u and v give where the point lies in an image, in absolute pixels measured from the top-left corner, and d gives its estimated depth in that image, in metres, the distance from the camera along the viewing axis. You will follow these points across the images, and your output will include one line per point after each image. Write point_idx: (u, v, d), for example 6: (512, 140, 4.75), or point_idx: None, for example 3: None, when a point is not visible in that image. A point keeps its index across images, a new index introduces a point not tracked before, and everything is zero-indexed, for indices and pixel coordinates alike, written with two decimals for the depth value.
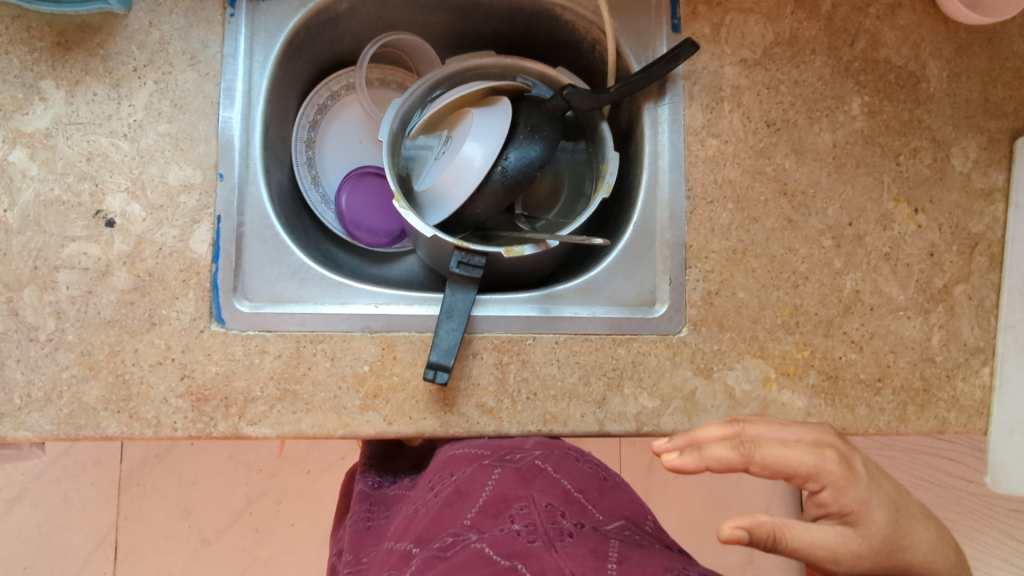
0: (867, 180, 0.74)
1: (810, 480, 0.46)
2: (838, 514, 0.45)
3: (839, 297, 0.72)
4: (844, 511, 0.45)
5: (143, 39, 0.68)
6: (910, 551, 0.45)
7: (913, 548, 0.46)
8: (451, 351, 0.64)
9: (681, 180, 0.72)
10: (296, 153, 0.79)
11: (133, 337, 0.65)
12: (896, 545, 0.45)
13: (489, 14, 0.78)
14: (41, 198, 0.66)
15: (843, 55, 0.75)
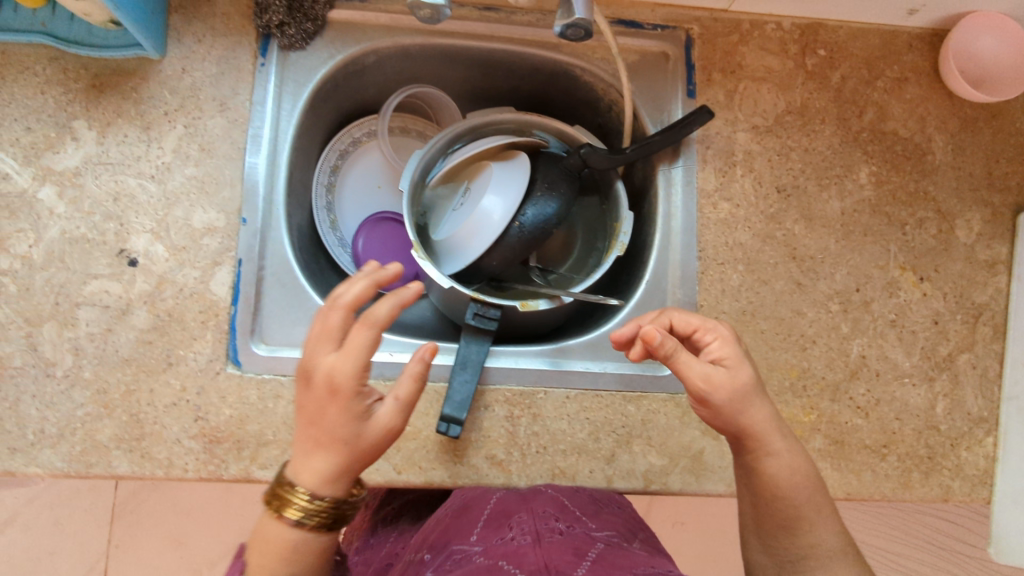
0: (874, 247, 0.75)
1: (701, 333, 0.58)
2: (717, 358, 0.57)
3: (845, 361, 0.73)
4: (724, 357, 0.57)
5: (175, 84, 0.70)
6: (750, 415, 0.56)
7: (751, 414, 0.56)
8: (464, 404, 0.65)
9: (692, 241, 0.73)
10: (315, 197, 0.81)
11: (150, 376, 0.66)
12: (749, 395, 0.56)
13: (510, 71, 0.80)
14: (67, 235, 0.67)
15: (852, 125, 0.77)
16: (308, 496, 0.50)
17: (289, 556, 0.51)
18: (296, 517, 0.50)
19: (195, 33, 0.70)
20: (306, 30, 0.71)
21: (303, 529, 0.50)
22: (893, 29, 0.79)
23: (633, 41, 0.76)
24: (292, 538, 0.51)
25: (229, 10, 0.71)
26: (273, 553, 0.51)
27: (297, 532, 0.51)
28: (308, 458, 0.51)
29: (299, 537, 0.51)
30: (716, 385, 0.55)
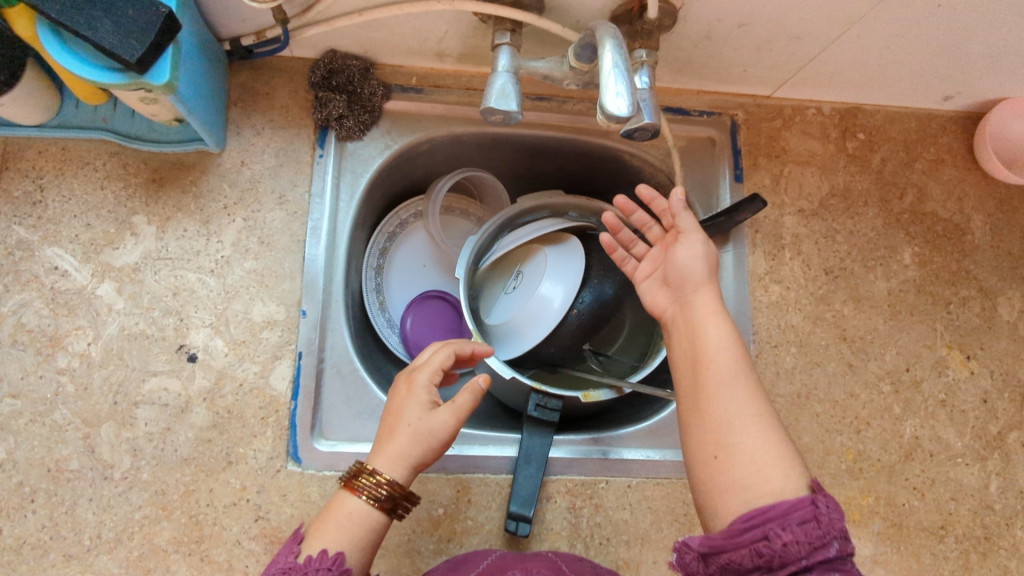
0: (921, 326, 0.77)
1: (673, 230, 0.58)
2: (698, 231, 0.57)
3: (900, 443, 0.74)
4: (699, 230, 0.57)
5: (234, 177, 0.70)
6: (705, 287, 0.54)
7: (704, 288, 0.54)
8: (530, 500, 0.65)
9: (746, 324, 0.74)
10: (365, 279, 0.81)
11: (209, 476, 0.65)
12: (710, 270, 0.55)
13: (558, 155, 0.81)
14: (126, 331, 0.66)
15: (893, 207, 0.79)
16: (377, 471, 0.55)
17: (350, 527, 0.54)
18: (362, 488, 0.54)
19: (255, 127, 0.71)
20: (363, 121, 0.72)
21: (363, 498, 0.54)
22: (927, 113, 0.82)
23: (681, 127, 0.78)
24: (354, 511, 0.54)
25: (288, 103, 0.72)
26: (336, 522, 0.54)
27: (358, 503, 0.54)
28: (384, 446, 0.56)
29: (359, 509, 0.54)
30: (684, 254, 0.55)
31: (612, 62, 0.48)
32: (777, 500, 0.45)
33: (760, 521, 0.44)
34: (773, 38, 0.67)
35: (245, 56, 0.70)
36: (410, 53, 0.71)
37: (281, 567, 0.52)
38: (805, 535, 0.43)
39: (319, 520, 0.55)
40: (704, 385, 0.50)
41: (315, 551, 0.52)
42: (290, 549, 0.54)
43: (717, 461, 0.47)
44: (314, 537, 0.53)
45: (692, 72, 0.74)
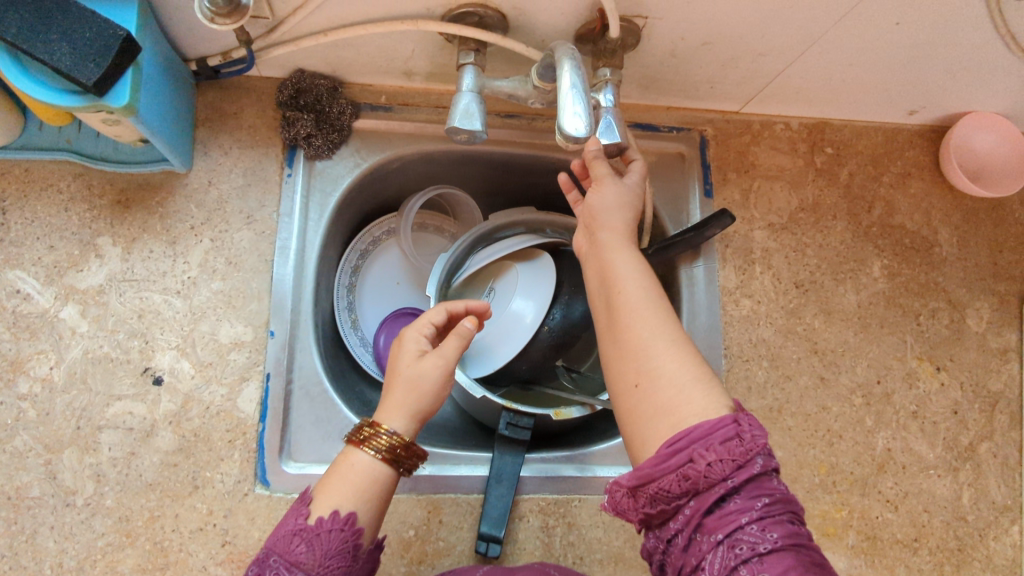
0: (891, 339, 0.77)
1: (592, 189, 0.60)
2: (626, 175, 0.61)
3: (872, 455, 0.74)
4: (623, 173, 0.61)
5: (201, 198, 0.70)
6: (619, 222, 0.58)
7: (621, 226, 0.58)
8: (500, 520, 0.64)
9: (718, 339, 0.74)
10: (337, 297, 0.80)
11: (175, 501, 0.63)
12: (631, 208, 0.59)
13: (529, 171, 0.82)
14: (89, 354, 0.65)
15: (861, 220, 0.80)
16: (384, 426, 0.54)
17: (359, 486, 0.52)
18: (368, 442, 0.53)
19: (222, 146, 0.71)
20: (332, 140, 0.72)
21: (373, 454, 0.53)
22: (893, 127, 0.83)
23: (650, 142, 0.79)
24: (362, 468, 0.53)
25: (256, 123, 0.72)
26: (344, 479, 0.52)
27: (367, 460, 0.53)
28: (384, 400, 0.55)
29: (369, 468, 0.53)
30: (608, 199, 0.59)
31: (570, 82, 0.48)
32: (700, 422, 0.45)
33: (683, 445, 0.45)
34: (737, 56, 0.68)
35: (212, 75, 0.70)
36: (378, 72, 0.71)
37: (291, 529, 0.50)
38: (728, 453, 0.44)
39: (326, 479, 0.53)
40: (621, 317, 0.52)
41: (326, 513, 0.51)
42: (297, 512, 0.51)
43: (638, 389, 0.49)
44: (322, 496, 0.52)
45: (659, 89, 0.75)
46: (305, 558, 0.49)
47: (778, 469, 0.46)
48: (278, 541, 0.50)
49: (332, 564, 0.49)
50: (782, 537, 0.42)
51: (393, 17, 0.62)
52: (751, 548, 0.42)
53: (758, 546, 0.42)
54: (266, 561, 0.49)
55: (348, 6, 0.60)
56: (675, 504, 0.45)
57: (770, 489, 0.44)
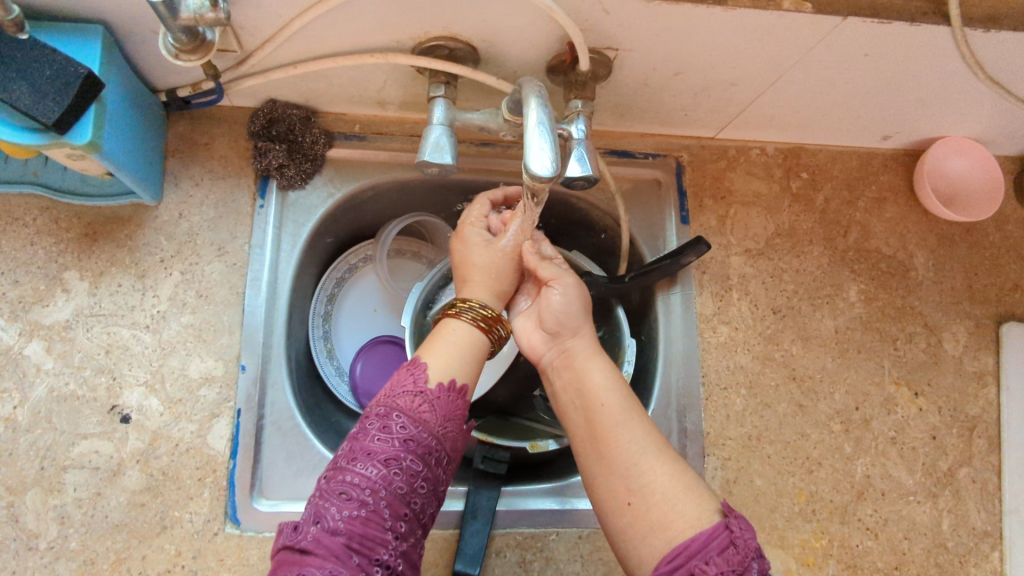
0: (869, 364, 0.77)
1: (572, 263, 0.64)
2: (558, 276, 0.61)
3: (851, 483, 0.74)
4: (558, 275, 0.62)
5: (171, 230, 0.69)
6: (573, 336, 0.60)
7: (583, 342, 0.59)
8: (476, 557, 0.63)
9: (694, 367, 0.74)
10: (313, 327, 0.79)
11: (142, 542, 0.62)
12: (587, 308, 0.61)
13: None
14: (54, 392, 0.64)
15: (837, 245, 0.80)
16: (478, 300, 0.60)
17: (464, 346, 0.56)
18: (465, 312, 0.59)
19: (193, 177, 0.70)
20: (305, 170, 0.72)
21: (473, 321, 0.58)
22: (868, 151, 0.83)
23: (626, 169, 0.79)
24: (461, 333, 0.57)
25: (227, 153, 0.71)
26: (450, 342, 0.56)
27: (466, 326, 0.58)
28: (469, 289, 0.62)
29: (470, 331, 0.57)
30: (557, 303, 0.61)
31: (537, 119, 0.48)
32: (694, 535, 0.46)
33: (682, 560, 0.46)
34: (710, 85, 0.68)
35: (182, 106, 0.69)
36: (350, 101, 0.71)
37: (411, 390, 0.51)
38: (727, 564, 0.45)
39: (430, 343, 0.56)
40: (604, 426, 0.54)
41: (443, 380, 0.53)
42: (411, 374, 0.53)
43: (631, 507, 0.50)
44: (433, 358, 0.54)
45: (634, 116, 0.74)
46: (428, 417, 0.50)
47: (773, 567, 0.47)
48: (398, 399, 0.51)
49: (448, 428, 0.51)
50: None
51: (363, 50, 0.61)
52: None
53: None
54: (389, 415, 0.49)
55: (317, 39, 0.59)
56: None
57: None
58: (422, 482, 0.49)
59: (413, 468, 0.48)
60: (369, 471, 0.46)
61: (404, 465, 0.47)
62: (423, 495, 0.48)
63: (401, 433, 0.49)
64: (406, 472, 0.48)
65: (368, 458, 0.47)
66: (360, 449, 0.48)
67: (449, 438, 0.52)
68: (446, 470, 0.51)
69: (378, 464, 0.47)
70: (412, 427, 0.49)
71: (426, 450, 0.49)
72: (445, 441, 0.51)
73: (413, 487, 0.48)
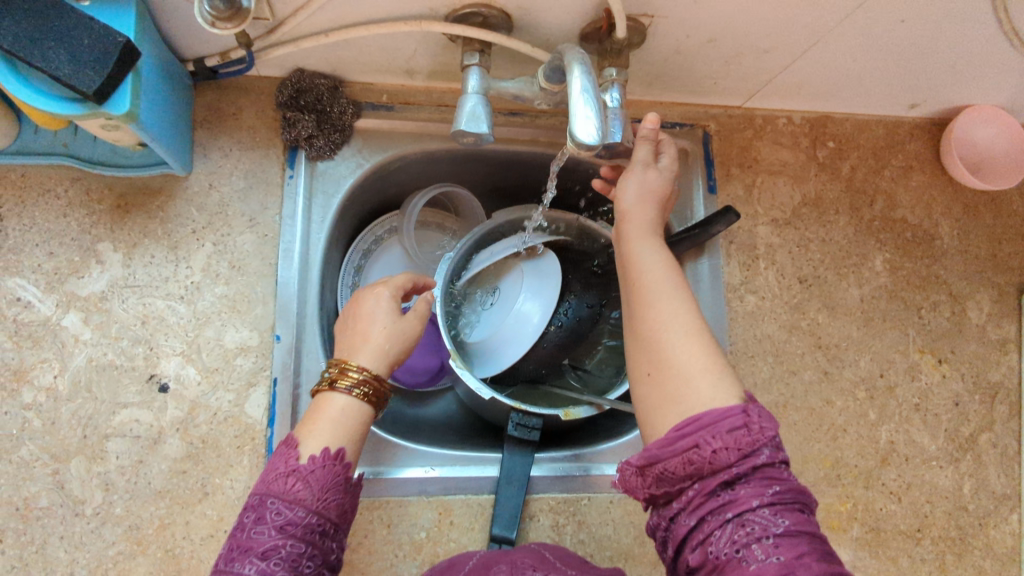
0: (894, 333, 0.78)
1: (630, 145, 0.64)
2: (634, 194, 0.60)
3: (875, 448, 0.75)
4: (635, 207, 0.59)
5: (202, 201, 0.69)
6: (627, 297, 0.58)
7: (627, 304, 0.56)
8: (512, 521, 0.65)
9: (723, 336, 0.75)
10: (341, 297, 0.79)
11: (185, 509, 0.63)
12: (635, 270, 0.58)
13: (532, 168, 0.81)
14: (93, 362, 0.65)
15: (864, 214, 0.80)
16: (357, 367, 0.55)
17: (343, 424, 0.53)
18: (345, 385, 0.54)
19: (222, 148, 0.70)
20: (334, 140, 0.72)
21: (353, 393, 0.53)
22: (895, 120, 0.82)
23: None
24: (341, 407, 0.53)
25: (255, 123, 0.71)
26: (329, 420, 0.52)
27: (345, 399, 0.54)
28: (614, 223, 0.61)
29: (349, 405, 0.53)
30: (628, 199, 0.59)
31: (581, 87, 0.48)
32: (707, 410, 0.45)
33: (692, 430, 0.45)
34: (742, 53, 0.67)
35: (209, 75, 0.69)
36: (379, 70, 0.71)
37: (284, 471, 0.49)
38: (735, 442, 0.44)
39: (306, 424, 0.52)
40: None
41: (320, 450, 0.50)
42: (286, 454, 0.50)
43: None
44: (307, 436, 0.51)
45: (663, 84, 0.74)
46: (304, 495, 0.48)
47: (786, 459, 0.45)
48: (271, 484, 0.49)
49: (330, 497, 0.49)
50: (794, 523, 0.42)
51: (396, 18, 0.61)
52: (762, 529, 0.42)
53: (770, 528, 0.42)
54: (263, 505, 0.48)
55: (351, 6, 0.59)
56: (679, 486, 0.45)
57: (780, 477, 0.44)
58: (308, 561, 0.47)
59: (294, 552, 0.46)
60: (246, 571, 0.45)
61: (283, 553, 0.46)
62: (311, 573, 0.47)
63: (276, 520, 0.47)
64: (288, 558, 0.46)
65: (245, 555, 0.45)
66: (238, 548, 0.46)
67: (335, 506, 0.50)
68: (337, 536, 0.50)
69: (255, 560, 0.45)
70: (287, 511, 0.47)
71: (306, 529, 0.47)
72: (328, 509, 0.49)
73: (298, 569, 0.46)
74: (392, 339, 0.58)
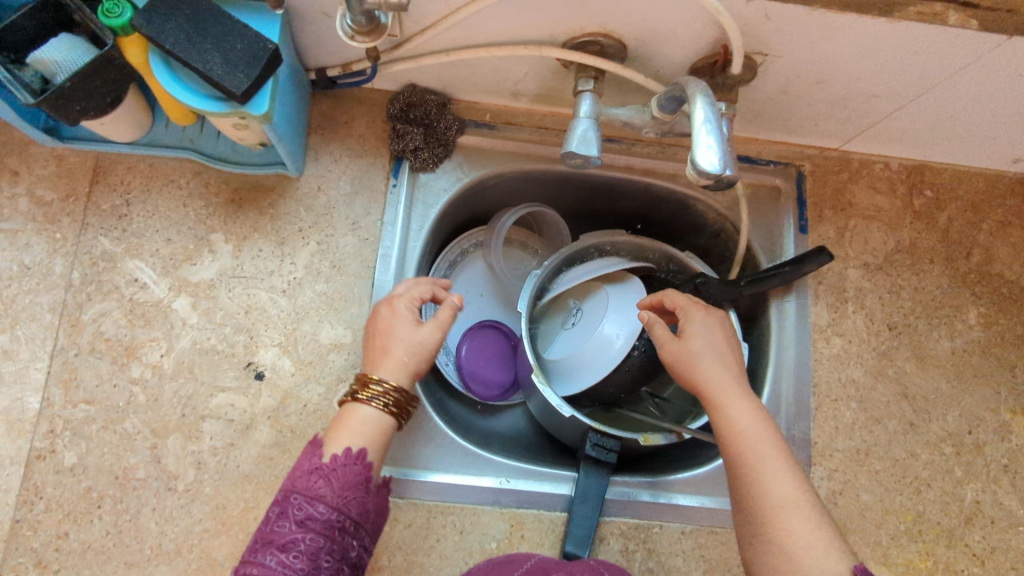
0: (985, 389, 0.75)
1: (681, 309, 0.62)
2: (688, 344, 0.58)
3: (961, 507, 0.72)
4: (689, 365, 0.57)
5: (310, 202, 0.72)
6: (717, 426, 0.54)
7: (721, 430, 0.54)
8: (585, 539, 0.65)
9: (807, 376, 0.74)
10: (425, 306, 0.80)
11: (269, 494, 0.65)
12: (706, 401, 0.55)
13: (622, 195, 0.83)
14: (198, 345, 0.68)
15: (959, 266, 0.78)
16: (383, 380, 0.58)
17: (368, 431, 0.56)
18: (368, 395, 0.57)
19: (333, 153, 0.74)
20: (437, 154, 0.75)
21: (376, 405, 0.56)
22: (995, 174, 0.81)
23: (750, 175, 0.79)
24: (366, 419, 0.56)
25: (365, 133, 0.75)
26: (352, 429, 0.56)
27: (370, 410, 0.57)
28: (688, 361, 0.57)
29: (373, 414, 0.56)
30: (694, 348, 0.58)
31: (704, 117, 0.50)
32: None
33: None
34: (849, 96, 0.68)
35: (328, 85, 0.73)
36: (488, 91, 0.74)
37: (308, 469, 0.53)
38: None
39: (331, 432, 0.56)
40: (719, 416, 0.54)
41: (341, 451, 0.54)
42: (309, 455, 0.54)
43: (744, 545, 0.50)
44: (330, 439, 0.55)
45: (762, 122, 0.75)
46: (324, 493, 0.51)
47: None
48: (296, 481, 0.52)
49: (350, 495, 0.52)
50: None
51: (516, 41, 0.64)
52: None
53: None
54: (288, 500, 0.51)
55: (475, 28, 0.62)
56: None
57: None
58: (327, 555, 0.49)
59: (313, 545, 0.49)
60: (268, 561, 0.48)
61: (301, 546, 0.48)
62: (329, 568, 0.49)
63: (298, 515, 0.50)
64: (306, 552, 0.48)
65: (267, 546, 0.48)
66: (261, 540, 0.49)
67: (356, 504, 0.52)
68: (357, 534, 0.52)
69: (276, 550, 0.48)
70: (308, 507, 0.50)
71: (326, 524, 0.50)
72: (348, 507, 0.51)
73: (316, 562, 0.48)
74: (410, 352, 0.60)
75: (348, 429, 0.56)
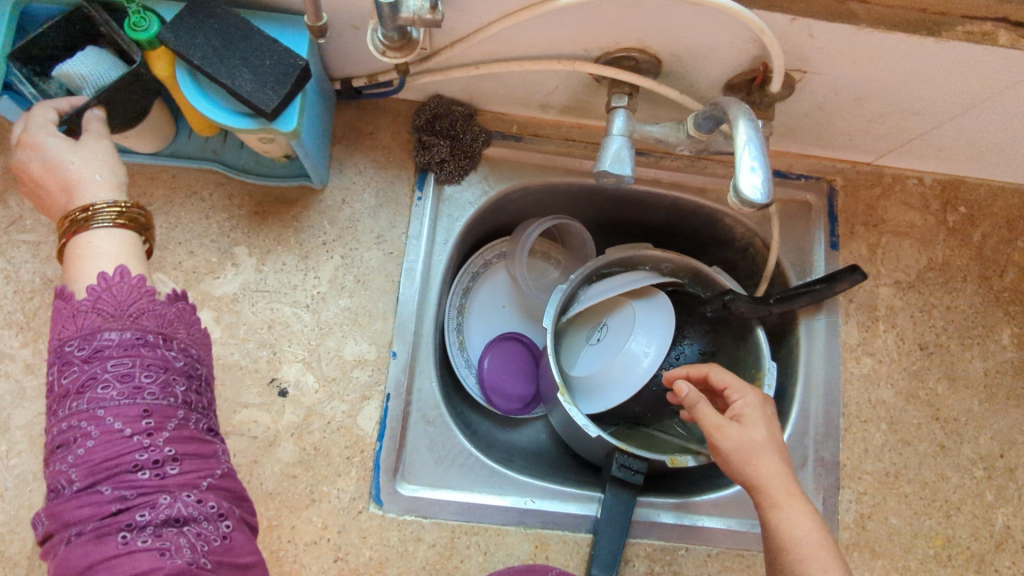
0: (1017, 412, 0.74)
1: (731, 390, 0.56)
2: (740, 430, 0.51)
3: (991, 531, 0.71)
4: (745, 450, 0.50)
5: (334, 215, 0.71)
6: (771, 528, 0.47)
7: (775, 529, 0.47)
8: (612, 563, 0.64)
9: (835, 396, 0.73)
10: (447, 318, 0.79)
11: (293, 512, 0.64)
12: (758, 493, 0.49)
13: (649, 207, 0.81)
14: (220, 361, 0.66)
15: (992, 285, 0.77)
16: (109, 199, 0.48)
17: (121, 253, 0.47)
18: (100, 214, 0.47)
19: (357, 164, 0.72)
20: (463, 166, 0.73)
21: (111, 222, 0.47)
22: None
23: (780, 189, 0.77)
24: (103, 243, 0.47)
25: (390, 144, 0.73)
26: (98, 258, 0.46)
27: (108, 231, 0.47)
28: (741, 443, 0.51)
29: (119, 235, 0.48)
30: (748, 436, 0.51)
31: (746, 140, 0.48)
32: None
33: None
34: (887, 113, 0.66)
35: (353, 96, 0.71)
36: (516, 103, 0.73)
37: (71, 311, 0.43)
38: None
39: (68, 274, 0.46)
40: None
41: (96, 279, 0.45)
42: (62, 305, 0.44)
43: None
44: (74, 280, 0.45)
45: (795, 137, 0.73)
46: (103, 321, 0.43)
47: None
48: (64, 327, 0.43)
49: (138, 310, 0.44)
50: None
51: (549, 55, 0.62)
52: None
53: None
54: (64, 351, 0.42)
55: (507, 41, 0.60)
56: None
57: None
58: (145, 372, 0.43)
59: (120, 369, 0.42)
60: (76, 408, 0.41)
61: (107, 376, 0.42)
62: (154, 386, 0.43)
63: (84, 352, 0.42)
64: (115, 378, 0.42)
65: (68, 398, 0.42)
66: (58, 397, 0.42)
67: (151, 316, 0.44)
68: (173, 345, 0.45)
69: (80, 395, 0.41)
70: (91, 342, 0.42)
71: (124, 347, 0.43)
72: (140, 323, 0.44)
73: (135, 387, 0.42)
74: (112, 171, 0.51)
75: (93, 257, 0.46)
